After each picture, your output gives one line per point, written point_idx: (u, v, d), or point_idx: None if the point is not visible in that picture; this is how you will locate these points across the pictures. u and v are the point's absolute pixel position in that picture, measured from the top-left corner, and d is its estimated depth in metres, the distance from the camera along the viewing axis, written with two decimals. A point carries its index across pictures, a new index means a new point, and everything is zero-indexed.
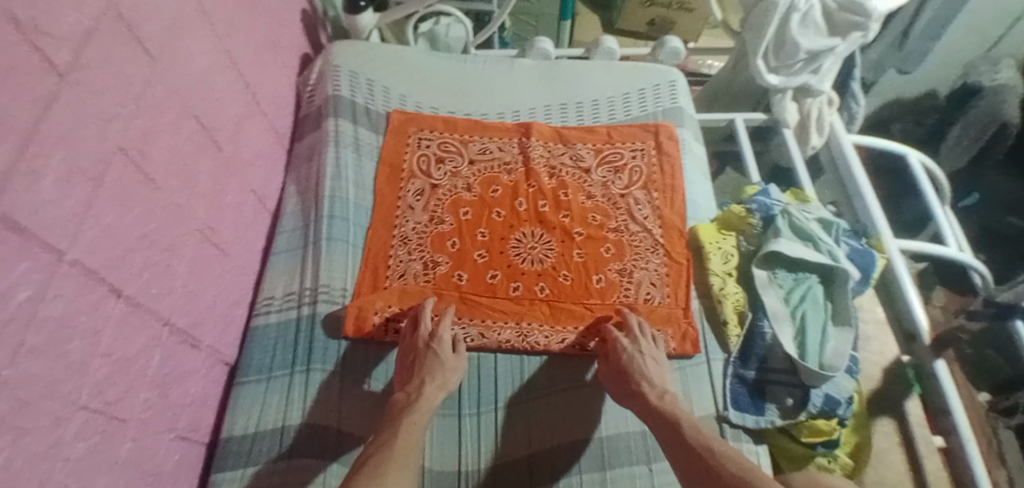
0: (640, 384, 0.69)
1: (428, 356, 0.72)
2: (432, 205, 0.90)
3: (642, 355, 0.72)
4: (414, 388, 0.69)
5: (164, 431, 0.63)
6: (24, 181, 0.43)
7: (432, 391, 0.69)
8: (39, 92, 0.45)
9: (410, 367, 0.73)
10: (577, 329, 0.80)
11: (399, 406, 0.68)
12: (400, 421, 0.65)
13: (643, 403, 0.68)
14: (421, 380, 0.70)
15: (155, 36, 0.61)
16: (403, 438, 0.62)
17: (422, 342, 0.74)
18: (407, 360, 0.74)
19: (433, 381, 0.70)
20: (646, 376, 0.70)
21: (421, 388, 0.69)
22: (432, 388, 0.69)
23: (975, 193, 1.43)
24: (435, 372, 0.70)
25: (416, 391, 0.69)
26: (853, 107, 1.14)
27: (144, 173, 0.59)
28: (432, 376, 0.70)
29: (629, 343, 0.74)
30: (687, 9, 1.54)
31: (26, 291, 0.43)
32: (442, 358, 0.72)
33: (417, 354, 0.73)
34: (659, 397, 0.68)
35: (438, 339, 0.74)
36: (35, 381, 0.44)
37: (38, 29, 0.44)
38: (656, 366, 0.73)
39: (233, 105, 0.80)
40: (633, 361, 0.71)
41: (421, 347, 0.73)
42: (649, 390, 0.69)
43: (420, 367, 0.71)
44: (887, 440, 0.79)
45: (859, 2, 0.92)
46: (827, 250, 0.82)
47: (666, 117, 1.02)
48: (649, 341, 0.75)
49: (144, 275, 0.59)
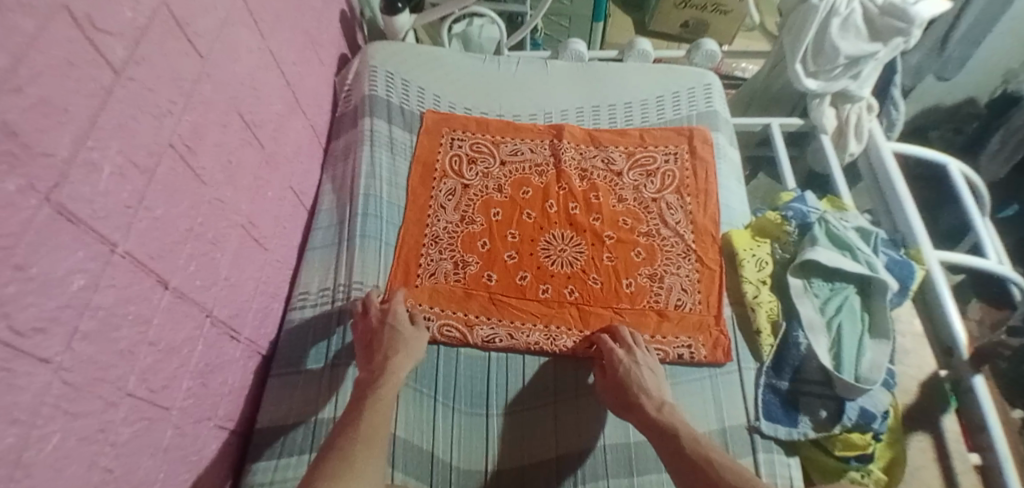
0: (639, 397, 0.69)
1: (386, 331, 0.72)
2: (463, 204, 0.91)
3: (638, 367, 0.72)
4: (378, 362, 0.69)
5: (204, 419, 0.64)
6: (82, 174, 0.44)
7: (399, 361, 0.70)
8: (95, 87, 0.46)
9: (368, 345, 0.72)
10: (581, 333, 0.79)
11: (364, 383, 0.68)
12: (364, 402, 0.64)
13: (640, 415, 0.67)
14: (384, 356, 0.70)
15: (204, 34, 0.63)
16: (370, 415, 0.62)
17: (376, 320, 0.74)
18: (363, 341, 0.73)
19: (395, 353, 0.70)
20: (644, 388, 0.70)
21: (385, 362, 0.69)
22: (397, 360, 0.70)
23: (1013, 205, 1.38)
24: (397, 347, 0.71)
25: (380, 366, 0.69)
26: (892, 114, 1.11)
27: (191, 168, 0.60)
28: (394, 348, 0.71)
29: (625, 355, 0.73)
30: (722, 12, 1.53)
31: (80, 280, 0.44)
32: (399, 330, 0.73)
33: (372, 332, 0.73)
34: (657, 408, 0.68)
35: (393, 315, 0.74)
36: (88, 366, 0.46)
37: (95, 25, 0.46)
38: (653, 377, 0.72)
39: (274, 102, 0.82)
40: (630, 374, 0.70)
41: (376, 325, 0.73)
42: (647, 401, 0.69)
43: (379, 344, 0.71)
44: (922, 457, 0.77)
45: (901, 7, 0.89)
46: (865, 260, 0.80)
47: (700, 121, 1.01)
48: (645, 352, 0.75)
49: (190, 267, 0.60)
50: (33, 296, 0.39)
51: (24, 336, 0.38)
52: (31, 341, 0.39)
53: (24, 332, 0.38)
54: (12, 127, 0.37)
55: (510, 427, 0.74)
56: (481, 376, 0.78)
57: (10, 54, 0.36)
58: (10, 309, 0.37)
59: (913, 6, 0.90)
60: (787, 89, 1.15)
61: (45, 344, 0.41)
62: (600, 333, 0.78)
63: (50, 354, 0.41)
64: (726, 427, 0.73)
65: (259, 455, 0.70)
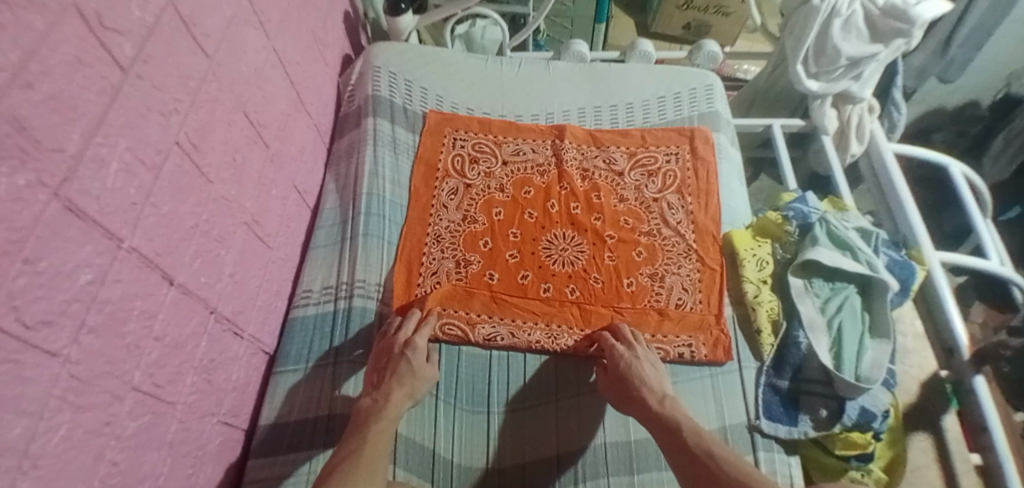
0: (640, 391, 0.69)
1: (400, 364, 0.71)
2: (465, 204, 0.91)
3: (639, 361, 0.72)
4: (381, 394, 0.68)
5: (208, 415, 0.65)
6: (91, 169, 0.45)
7: (398, 398, 0.68)
8: (105, 84, 0.47)
9: (380, 372, 0.71)
10: (582, 332, 0.80)
11: (365, 413, 0.67)
12: (366, 430, 0.64)
13: (641, 408, 0.68)
14: (388, 387, 0.69)
15: (209, 34, 0.64)
16: (371, 447, 0.61)
17: (396, 347, 0.72)
18: (376, 363, 0.73)
19: (400, 389, 0.69)
20: (645, 381, 0.70)
21: (388, 395, 0.68)
22: (399, 395, 0.68)
23: (1016, 208, 1.40)
24: (404, 380, 0.69)
25: (383, 399, 0.68)
26: (894, 114, 1.12)
27: (197, 166, 0.61)
28: (400, 383, 0.69)
29: (626, 350, 0.73)
30: (724, 13, 1.53)
31: (89, 274, 0.45)
32: (411, 364, 0.71)
33: (388, 359, 0.72)
34: (659, 401, 0.68)
35: (412, 347, 0.72)
36: (95, 359, 0.46)
37: (103, 23, 0.46)
38: (654, 370, 0.72)
39: (280, 102, 0.83)
40: (631, 367, 0.71)
41: (395, 353, 0.72)
42: (649, 394, 0.69)
43: (391, 374, 0.70)
44: (923, 456, 0.77)
45: (902, 9, 0.89)
46: (866, 259, 0.80)
47: (702, 121, 1.01)
48: (645, 348, 0.75)
49: (195, 263, 0.61)
50: (43, 289, 0.40)
51: (33, 329, 0.39)
52: (39, 334, 0.40)
53: (33, 325, 0.39)
54: (23, 123, 0.38)
55: (513, 424, 0.75)
56: (482, 374, 0.78)
57: (20, 50, 0.37)
58: (21, 302, 0.38)
59: (914, 7, 0.89)
60: (789, 91, 1.16)
61: (53, 337, 0.41)
62: (601, 331, 0.78)
63: (58, 347, 0.42)
64: (726, 425, 0.73)
65: (264, 452, 0.70)
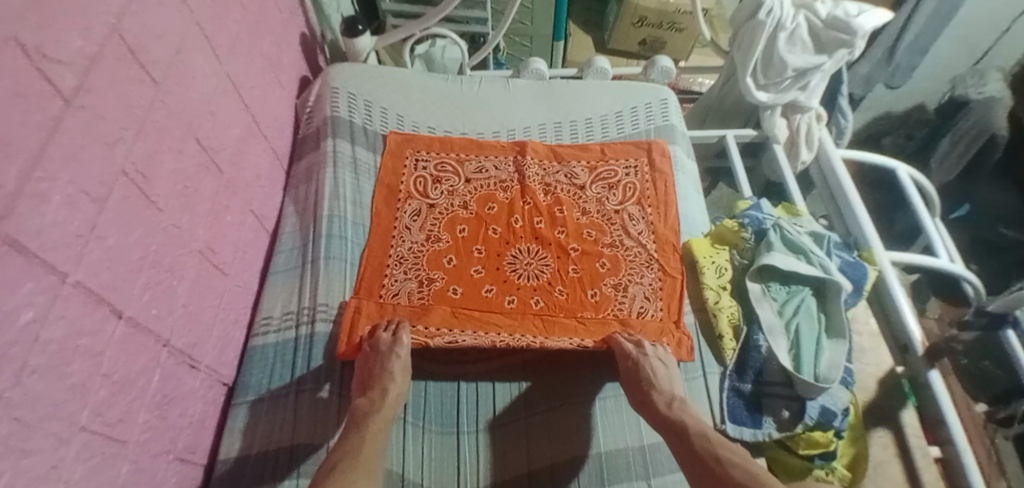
0: (651, 394, 0.71)
1: (390, 360, 0.72)
2: (429, 224, 0.91)
3: (647, 358, 0.73)
4: (376, 394, 0.69)
5: (163, 453, 0.62)
6: (30, 203, 0.44)
7: (394, 398, 0.70)
8: (45, 117, 0.45)
9: (367, 373, 0.72)
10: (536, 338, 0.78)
11: (362, 412, 0.68)
12: (365, 426, 0.66)
13: (652, 411, 0.70)
14: (382, 387, 0.70)
15: (157, 61, 0.63)
16: (370, 444, 0.64)
17: (383, 346, 0.74)
18: (363, 362, 0.74)
19: (394, 386, 0.71)
20: (655, 384, 0.71)
21: (383, 395, 0.69)
22: (394, 395, 0.70)
23: (966, 205, 1.49)
24: (387, 383, 0.71)
25: (379, 399, 0.69)
26: (841, 121, 1.16)
27: (146, 195, 0.60)
28: (393, 378, 0.71)
29: (635, 349, 0.75)
30: (677, 29, 1.60)
31: (30, 313, 0.43)
32: (400, 357, 0.73)
33: (376, 355, 0.73)
34: (668, 404, 0.70)
35: (399, 345, 0.74)
36: (37, 401, 0.44)
37: (44, 55, 0.45)
38: (664, 368, 0.74)
39: (235, 127, 0.82)
40: (642, 365, 0.72)
41: (382, 350, 0.74)
42: (658, 397, 0.71)
43: (375, 376, 0.71)
44: (884, 452, 0.79)
45: (844, 20, 0.94)
46: (819, 262, 0.83)
47: (657, 134, 1.04)
48: (654, 345, 0.77)
49: (145, 295, 0.59)
50: None
51: None
52: None
53: None
54: None
55: (493, 441, 0.74)
56: (451, 394, 0.77)
57: None
58: None
59: (855, 18, 0.94)
60: (740, 103, 1.20)
61: None
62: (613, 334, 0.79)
63: None
64: None
65: None
